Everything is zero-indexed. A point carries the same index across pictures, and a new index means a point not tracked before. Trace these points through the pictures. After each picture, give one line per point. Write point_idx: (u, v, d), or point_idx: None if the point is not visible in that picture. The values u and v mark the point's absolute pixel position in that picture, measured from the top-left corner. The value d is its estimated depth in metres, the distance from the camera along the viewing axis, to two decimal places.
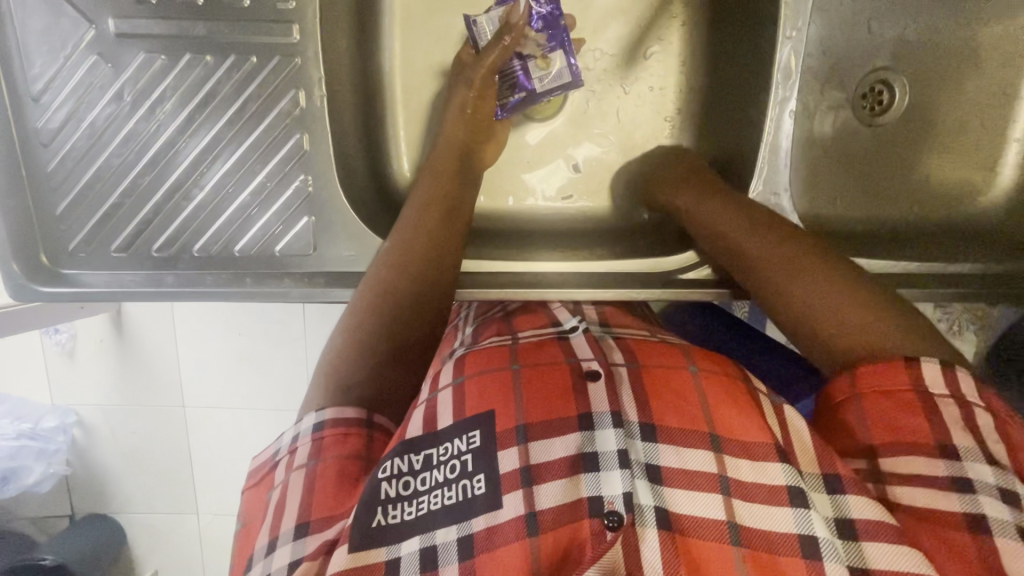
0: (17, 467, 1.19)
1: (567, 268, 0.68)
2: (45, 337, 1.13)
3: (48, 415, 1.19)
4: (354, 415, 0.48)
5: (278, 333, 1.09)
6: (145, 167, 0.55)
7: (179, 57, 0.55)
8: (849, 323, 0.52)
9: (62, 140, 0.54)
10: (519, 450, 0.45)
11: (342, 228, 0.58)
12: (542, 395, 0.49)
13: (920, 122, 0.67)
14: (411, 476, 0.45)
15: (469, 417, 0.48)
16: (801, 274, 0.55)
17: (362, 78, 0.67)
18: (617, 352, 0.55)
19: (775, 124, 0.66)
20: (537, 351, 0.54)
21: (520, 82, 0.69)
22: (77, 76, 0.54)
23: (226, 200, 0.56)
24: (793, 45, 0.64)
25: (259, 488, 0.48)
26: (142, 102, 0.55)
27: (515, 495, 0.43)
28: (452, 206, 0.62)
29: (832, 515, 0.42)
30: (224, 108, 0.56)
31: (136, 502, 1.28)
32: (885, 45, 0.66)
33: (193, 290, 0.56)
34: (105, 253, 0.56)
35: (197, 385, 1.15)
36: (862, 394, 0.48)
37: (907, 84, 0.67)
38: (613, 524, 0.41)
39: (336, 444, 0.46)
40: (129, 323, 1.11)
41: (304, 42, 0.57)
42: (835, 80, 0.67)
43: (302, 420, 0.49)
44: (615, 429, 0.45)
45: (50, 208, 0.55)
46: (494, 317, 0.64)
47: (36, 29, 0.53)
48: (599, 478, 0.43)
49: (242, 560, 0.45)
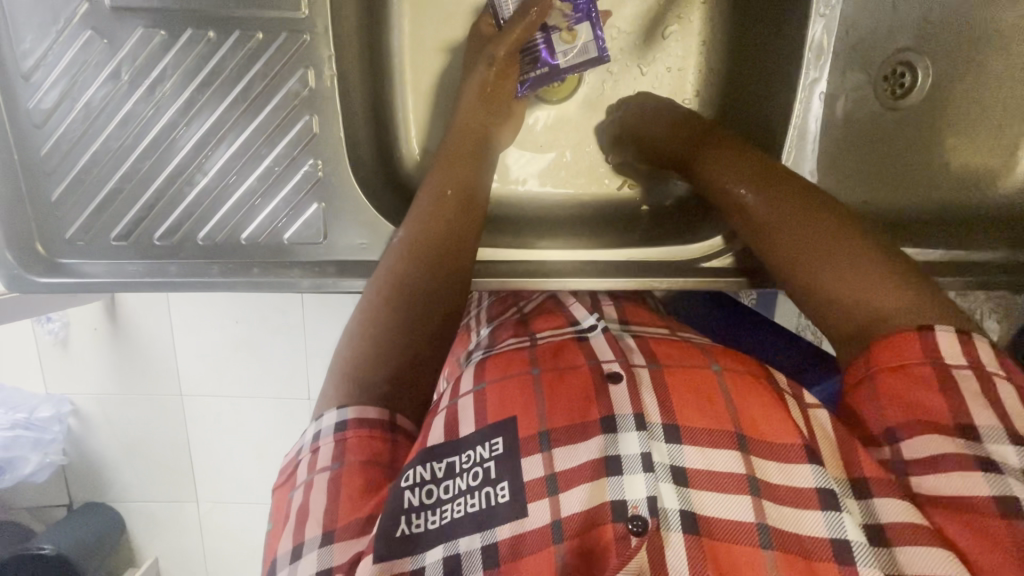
0: (12, 458, 1.17)
1: (580, 257, 0.66)
2: (38, 325, 1.10)
3: (42, 405, 1.16)
4: (378, 416, 0.46)
5: (278, 320, 1.07)
6: (145, 151, 0.53)
7: (180, 33, 0.52)
8: (858, 298, 0.49)
9: (56, 122, 0.51)
10: (543, 458, 0.44)
11: (353, 213, 0.55)
12: (565, 399, 0.47)
13: (941, 105, 0.64)
14: (434, 484, 0.44)
15: (490, 424, 0.46)
16: (823, 245, 0.52)
17: (371, 57, 0.65)
18: (638, 354, 0.53)
19: (804, 107, 0.67)
20: (557, 355, 0.53)
21: (543, 57, 0.67)
22: (70, 54, 0.51)
23: (231, 186, 0.54)
24: (825, 23, 0.65)
25: (283, 488, 0.47)
26: (141, 81, 0.52)
27: (540, 503, 0.42)
28: (466, 190, 0.59)
29: (862, 521, 0.41)
30: (228, 88, 0.53)
31: (137, 490, 1.27)
32: (909, 26, 0.64)
33: (197, 280, 0.53)
34: (103, 242, 0.53)
35: (196, 373, 1.13)
36: (875, 371, 0.46)
37: (931, 65, 0.63)
38: (637, 529, 0.40)
39: (360, 446, 0.45)
40: (124, 310, 1.09)
41: (312, 17, 0.54)
42: (857, 62, 0.66)
43: (323, 416, 0.47)
44: (638, 431, 0.44)
45: (44, 194, 0.52)
46: (510, 319, 0.63)
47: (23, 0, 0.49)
48: (622, 481, 0.42)
49: (266, 561, 0.44)
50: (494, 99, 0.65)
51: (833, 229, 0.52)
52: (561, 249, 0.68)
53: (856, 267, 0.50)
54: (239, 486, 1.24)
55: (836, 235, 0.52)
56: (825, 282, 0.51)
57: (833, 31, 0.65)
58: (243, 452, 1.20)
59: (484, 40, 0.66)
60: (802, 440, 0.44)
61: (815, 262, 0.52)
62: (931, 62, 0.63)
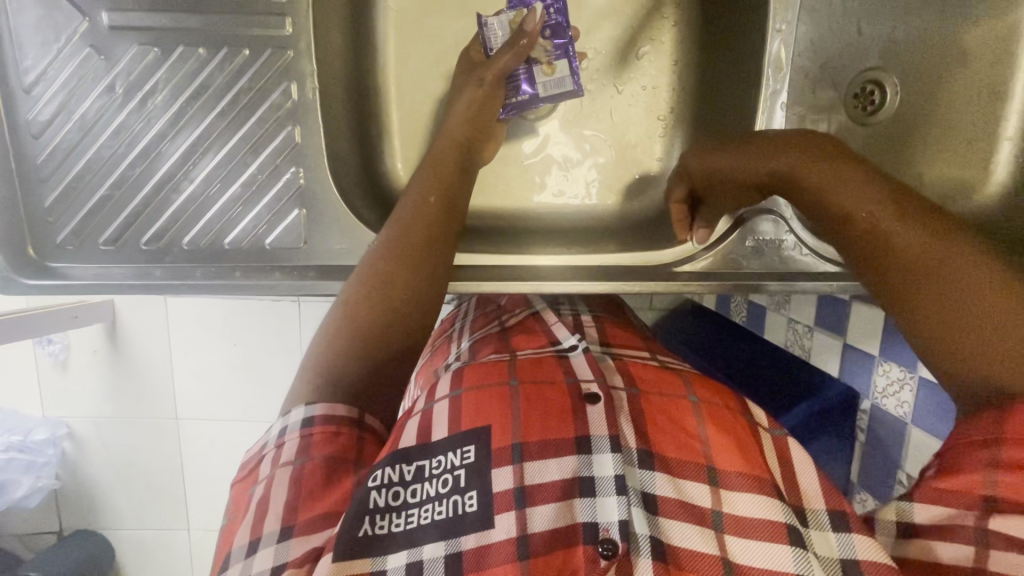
0: (4, 481, 1.15)
1: (562, 263, 0.68)
2: (38, 347, 1.12)
3: (37, 428, 1.17)
4: (345, 413, 0.48)
5: (274, 343, 1.10)
6: (136, 159, 0.55)
7: (172, 50, 0.55)
8: (988, 354, 0.45)
9: (52, 133, 0.54)
10: (513, 469, 0.44)
11: (333, 220, 0.57)
12: (540, 412, 0.48)
13: (913, 121, 0.68)
14: (401, 487, 0.44)
15: (464, 431, 0.47)
16: (944, 285, 0.47)
17: (354, 77, 0.68)
18: (616, 375, 0.54)
19: (767, 117, 0.68)
20: (536, 368, 0.54)
21: (524, 86, 0.69)
22: (69, 68, 0.53)
23: (217, 193, 0.56)
24: (782, 39, 0.66)
25: (246, 482, 0.47)
26: (134, 94, 0.54)
27: (508, 516, 0.42)
28: (449, 200, 0.61)
29: (838, 556, 0.41)
30: (215, 101, 0.55)
31: (126, 514, 1.26)
32: (875, 45, 0.67)
33: (182, 283, 0.55)
34: (93, 246, 0.55)
35: (191, 394, 1.15)
36: (1005, 440, 0.42)
37: (898, 84, 0.67)
38: (607, 552, 0.40)
39: (324, 443, 0.46)
40: (123, 332, 1.10)
41: (297, 35, 0.56)
42: (827, 78, 0.68)
43: (291, 413, 0.48)
44: (613, 453, 0.44)
45: (37, 202, 0.54)
46: (492, 333, 0.65)
47: (27, 21, 0.52)
48: (594, 503, 0.42)
49: (220, 557, 0.43)
50: (481, 119, 0.67)
51: (963, 264, 0.47)
52: (546, 251, 0.71)
53: (990, 314, 0.45)
54: None
55: (967, 275, 0.47)
56: (952, 328, 0.46)
57: (791, 46, 0.67)
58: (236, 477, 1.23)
59: (465, 60, 0.69)
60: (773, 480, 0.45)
61: (940, 306, 0.47)
62: (897, 78, 0.67)
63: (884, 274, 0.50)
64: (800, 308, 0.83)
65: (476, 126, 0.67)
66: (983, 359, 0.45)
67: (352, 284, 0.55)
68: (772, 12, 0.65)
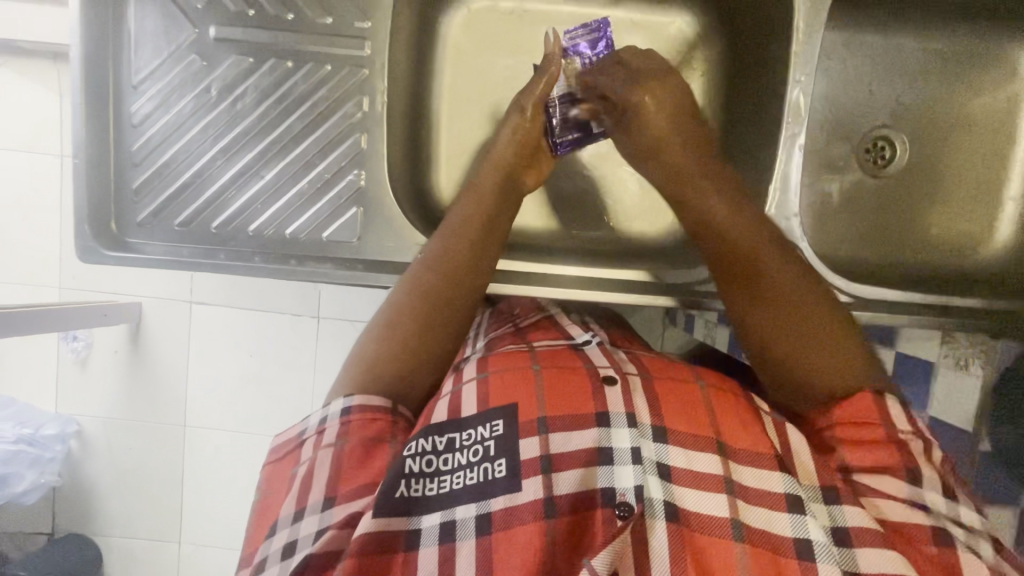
0: (7, 474, 1.25)
1: (577, 272, 0.73)
2: (64, 344, 1.27)
3: (48, 423, 1.29)
4: (381, 403, 0.52)
5: (290, 358, 1.26)
6: (218, 152, 0.61)
7: (264, 61, 0.62)
8: (817, 376, 0.55)
9: (150, 125, 0.61)
10: (540, 439, 0.47)
11: (384, 221, 0.63)
12: (563, 391, 0.51)
13: (923, 175, 0.76)
14: (434, 455, 0.48)
15: (492, 409, 0.50)
16: (793, 325, 0.56)
17: (413, 98, 0.75)
18: (629, 364, 0.57)
19: (785, 159, 0.68)
20: (556, 358, 0.57)
21: (578, 123, 0.72)
22: (175, 70, 0.61)
23: (288, 184, 0.62)
24: (801, 88, 0.67)
25: (286, 462, 0.53)
26: (226, 96, 0.62)
27: (534, 480, 0.45)
28: (489, 219, 0.65)
29: (829, 524, 0.45)
30: (296, 107, 0.62)
31: (124, 516, 1.36)
32: (886, 106, 0.76)
33: (243, 265, 0.60)
34: (168, 225, 0.61)
35: (204, 401, 1.29)
36: (834, 424, 0.53)
37: (907, 141, 0.76)
38: (623, 514, 0.43)
39: (362, 427, 0.51)
40: (144, 336, 1.27)
41: (373, 56, 0.63)
42: (842, 131, 0.77)
43: (331, 404, 0.53)
44: (629, 428, 0.47)
45: (126, 182, 0.61)
46: (506, 332, 0.68)
47: (147, 28, 0.60)
48: (612, 471, 0.45)
49: (267, 526, 0.49)
50: (525, 146, 0.71)
51: (813, 309, 0.57)
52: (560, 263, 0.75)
53: (821, 350, 0.55)
54: (226, 516, 1.34)
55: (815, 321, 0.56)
56: (797, 360, 0.56)
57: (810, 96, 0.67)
58: (236, 489, 1.32)
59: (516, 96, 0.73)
60: (775, 450, 0.49)
61: (790, 342, 0.56)
62: (905, 137, 0.76)
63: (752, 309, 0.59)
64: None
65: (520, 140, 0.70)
66: (812, 376, 0.55)
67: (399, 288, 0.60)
68: (791, 65, 0.66)
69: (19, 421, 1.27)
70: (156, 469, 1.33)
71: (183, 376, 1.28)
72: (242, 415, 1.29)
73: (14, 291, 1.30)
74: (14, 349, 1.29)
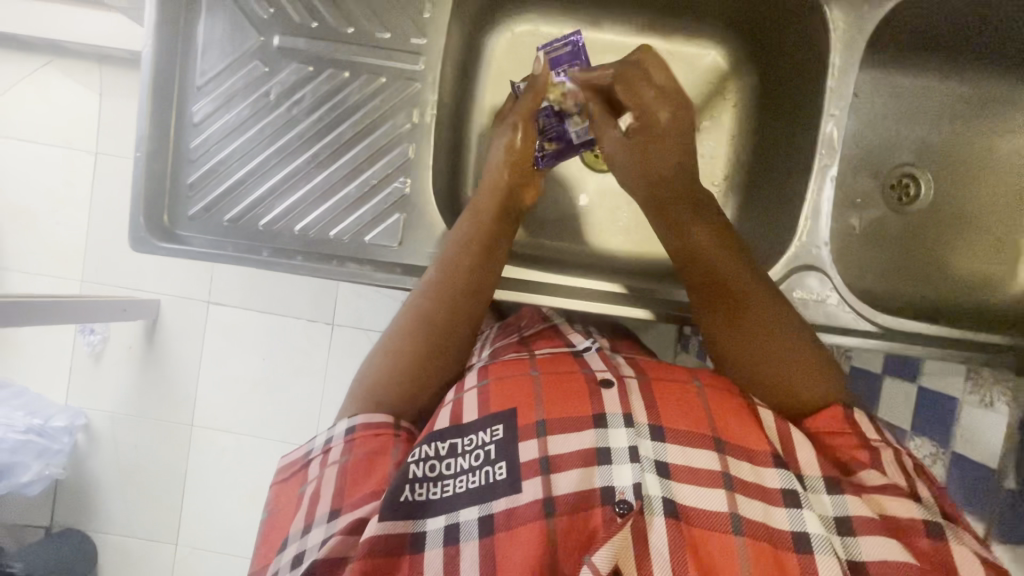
0: (14, 463, 1.26)
1: (593, 284, 0.73)
2: (81, 336, 1.30)
3: (58, 414, 1.30)
4: (384, 420, 0.54)
5: (303, 362, 1.27)
6: (273, 153, 0.64)
7: (323, 70, 0.65)
8: (785, 385, 0.57)
9: (209, 124, 0.63)
10: (538, 442, 0.49)
11: (427, 228, 0.65)
12: (563, 395, 0.52)
13: (945, 213, 0.78)
14: (437, 461, 0.49)
15: (494, 412, 0.51)
16: (761, 339, 0.59)
17: (455, 114, 0.77)
18: (627, 367, 0.58)
19: (817, 190, 0.69)
20: (556, 362, 0.57)
21: (557, 135, 0.74)
22: (238, 74, 0.64)
23: (336, 187, 0.64)
24: (836, 122, 0.69)
25: (296, 480, 0.55)
26: (284, 101, 0.64)
27: (534, 480, 0.47)
28: (489, 241, 0.65)
29: (829, 513, 0.47)
30: (349, 115, 0.65)
31: (120, 515, 1.34)
32: (911, 146, 0.79)
33: (286, 263, 0.62)
34: (217, 221, 0.63)
35: (214, 402, 1.29)
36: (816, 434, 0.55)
37: (931, 180, 0.78)
38: (622, 511, 0.45)
39: (365, 443, 0.52)
40: (161, 333, 1.29)
41: (427, 70, 0.66)
42: (868, 166, 0.79)
43: (336, 424, 0.55)
44: (626, 428, 0.49)
45: (182, 177, 0.63)
46: (509, 339, 0.67)
47: (218, 34, 0.63)
48: (611, 469, 0.47)
49: (279, 541, 0.52)
50: (521, 160, 0.72)
51: (779, 323, 0.59)
52: (587, 279, 0.76)
53: (787, 361, 0.57)
54: (222, 522, 1.32)
55: (782, 336, 0.58)
56: (768, 375, 0.58)
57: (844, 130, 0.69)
58: (236, 495, 1.31)
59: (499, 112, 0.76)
60: (772, 449, 0.50)
61: (758, 355, 0.58)
62: (931, 176, 0.78)
63: (724, 327, 0.61)
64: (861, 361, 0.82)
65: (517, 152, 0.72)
66: (779, 387, 0.57)
67: (401, 319, 0.61)
68: (827, 100, 0.69)
69: (29, 411, 1.29)
70: (159, 468, 1.32)
71: (195, 375, 1.29)
72: (251, 418, 1.29)
73: (39, 282, 1.32)
74: (37, 339, 1.32)
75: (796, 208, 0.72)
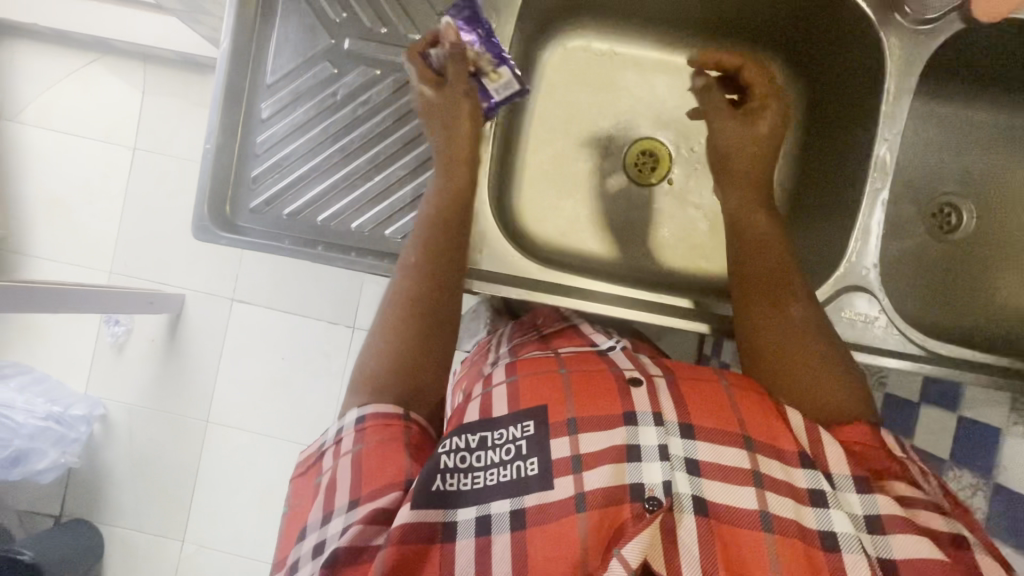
0: (30, 449, 1.25)
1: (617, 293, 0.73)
2: (106, 327, 1.32)
3: (77, 403, 1.31)
4: (393, 411, 0.52)
5: (326, 363, 1.27)
6: (336, 151, 0.66)
7: (390, 74, 0.67)
8: (817, 404, 0.56)
9: (277, 121, 0.66)
10: (569, 439, 0.48)
11: (480, 233, 0.70)
12: (593, 392, 0.51)
13: (987, 242, 0.78)
14: (468, 452, 0.49)
15: (524, 408, 0.51)
16: (799, 354, 0.58)
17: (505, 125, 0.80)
18: (653, 366, 0.57)
19: (867, 211, 0.70)
20: (584, 362, 0.57)
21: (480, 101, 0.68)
22: (308, 74, 0.66)
23: (396, 187, 0.67)
24: (889, 146, 0.70)
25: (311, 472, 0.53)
26: (349, 102, 0.67)
27: (566, 477, 0.46)
28: (457, 202, 0.63)
29: (861, 512, 0.46)
30: (411, 118, 0.67)
31: (130, 508, 1.34)
32: (954, 176, 0.80)
33: (343, 259, 0.65)
34: (277, 214, 0.66)
35: (233, 398, 1.30)
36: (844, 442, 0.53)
37: (972, 210, 0.79)
38: (652, 507, 0.44)
39: (377, 432, 0.51)
40: (185, 327, 1.30)
41: None
42: (910, 194, 0.80)
43: (346, 415, 0.54)
44: (655, 425, 0.48)
45: (247, 170, 0.66)
46: (531, 338, 0.69)
47: (292, 37, 0.66)
48: (639, 467, 0.46)
49: (296, 531, 0.50)
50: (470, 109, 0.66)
51: (816, 345, 0.58)
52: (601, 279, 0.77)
53: (822, 379, 0.56)
54: (231, 521, 1.32)
55: (819, 355, 0.58)
56: (802, 390, 0.56)
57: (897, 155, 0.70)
58: (247, 493, 1.31)
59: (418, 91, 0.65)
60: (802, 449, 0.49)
61: (793, 370, 0.57)
62: (972, 205, 0.79)
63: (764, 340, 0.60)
64: (901, 386, 0.82)
65: (465, 126, 0.65)
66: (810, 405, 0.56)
67: (386, 305, 0.59)
68: (880, 124, 0.70)
69: (49, 398, 1.29)
70: (173, 463, 1.32)
71: (214, 372, 1.30)
72: (269, 416, 1.29)
73: (69, 271, 1.34)
74: (64, 328, 1.34)
75: (847, 231, 0.72)
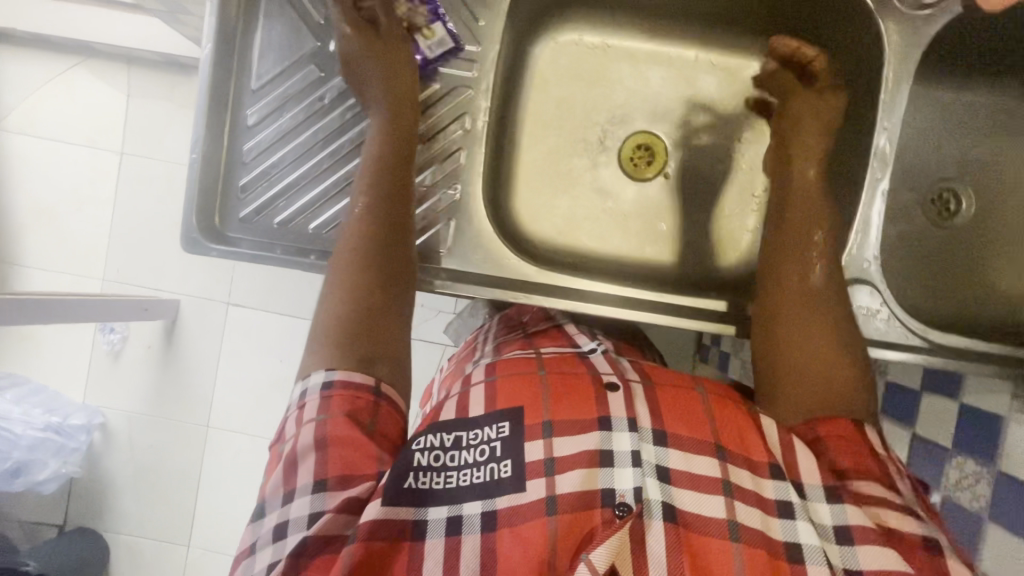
0: (32, 460, 1.25)
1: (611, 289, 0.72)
2: (101, 335, 1.31)
3: (76, 413, 1.30)
4: (362, 380, 0.50)
5: None
6: (326, 156, 0.65)
7: None
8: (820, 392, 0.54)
9: (263, 128, 0.64)
10: (544, 443, 0.47)
11: (472, 237, 0.69)
12: (569, 394, 0.51)
13: (989, 227, 0.77)
14: (442, 451, 0.48)
15: (500, 410, 0.50)
16: (809, 344, 0.57)
17: (496, 122, 0.79)
18: (631, 370, 0.56)
19: (868, 201, 0.70)
20: (562, 363, 0.56)
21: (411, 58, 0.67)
22: (294, 78, 0.65)
23: None
24: (888, 136, 0.69)
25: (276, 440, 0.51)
26: (337, 105, 0.65)
27: (538, 481, 0.45)
28: (402, 146, 0.62)
29: (828, 523, 0.46)
30: None
31: (132, 515, 1.34)
32: (953, 161, 0.79)
33: None
34: (268, 223, 0.64)
35: (230, 403, 1.29)
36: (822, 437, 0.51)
37: (971, 196, 0.78)
38: (622, 513, 0.43)
39: (344, 403, 0.49)
40: (179, 332, 1.29)
41: (478, 78, 0.69)
42: (908, 180, 0.79)
43: (311, 376, 0.51)
44: (630, 432, 0.47)
45: (234, 179, 0.64)
46: (514, 337, 0.68)
47: (275, 41, 0.64)
48: (612, 472, 0.45)
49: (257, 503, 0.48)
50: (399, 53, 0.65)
51: (825, 335, 0.57)
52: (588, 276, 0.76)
53: (827, 368, 0.55)
54: (233, 525, 1.32)
55: (829, 346, 0.57)
56: (807, 377, 0.55)
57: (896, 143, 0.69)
58: (248, 497, 1.31)
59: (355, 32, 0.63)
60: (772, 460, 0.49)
61: (799, 357, 0.56)
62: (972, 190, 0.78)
63: (775, 327, 0.60)
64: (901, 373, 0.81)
65: (409, 127, 0.63)
66: (810, 394, 0.54)
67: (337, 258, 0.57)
68: (879, 112, 0.69)
69: (47, 409, 1.28)
70: (173, 469, 1.32)
71: (211, 377, 1.29)
72: (268, 420, 1.29)
73: (61, 280, 1.33)
74: (59, 337, 1.33)
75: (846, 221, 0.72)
